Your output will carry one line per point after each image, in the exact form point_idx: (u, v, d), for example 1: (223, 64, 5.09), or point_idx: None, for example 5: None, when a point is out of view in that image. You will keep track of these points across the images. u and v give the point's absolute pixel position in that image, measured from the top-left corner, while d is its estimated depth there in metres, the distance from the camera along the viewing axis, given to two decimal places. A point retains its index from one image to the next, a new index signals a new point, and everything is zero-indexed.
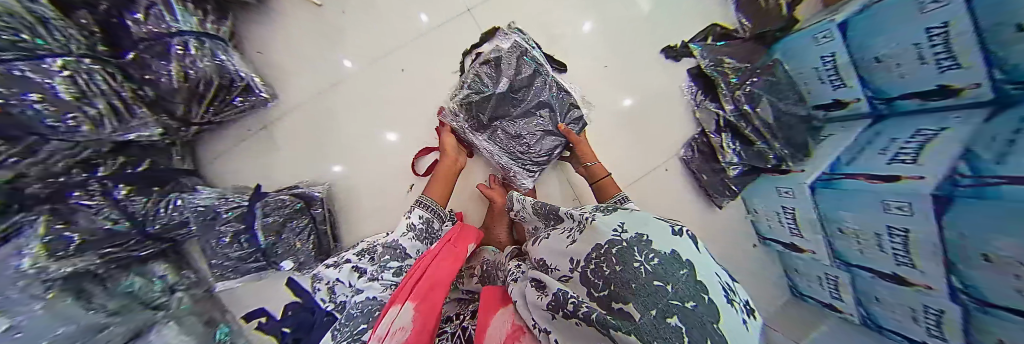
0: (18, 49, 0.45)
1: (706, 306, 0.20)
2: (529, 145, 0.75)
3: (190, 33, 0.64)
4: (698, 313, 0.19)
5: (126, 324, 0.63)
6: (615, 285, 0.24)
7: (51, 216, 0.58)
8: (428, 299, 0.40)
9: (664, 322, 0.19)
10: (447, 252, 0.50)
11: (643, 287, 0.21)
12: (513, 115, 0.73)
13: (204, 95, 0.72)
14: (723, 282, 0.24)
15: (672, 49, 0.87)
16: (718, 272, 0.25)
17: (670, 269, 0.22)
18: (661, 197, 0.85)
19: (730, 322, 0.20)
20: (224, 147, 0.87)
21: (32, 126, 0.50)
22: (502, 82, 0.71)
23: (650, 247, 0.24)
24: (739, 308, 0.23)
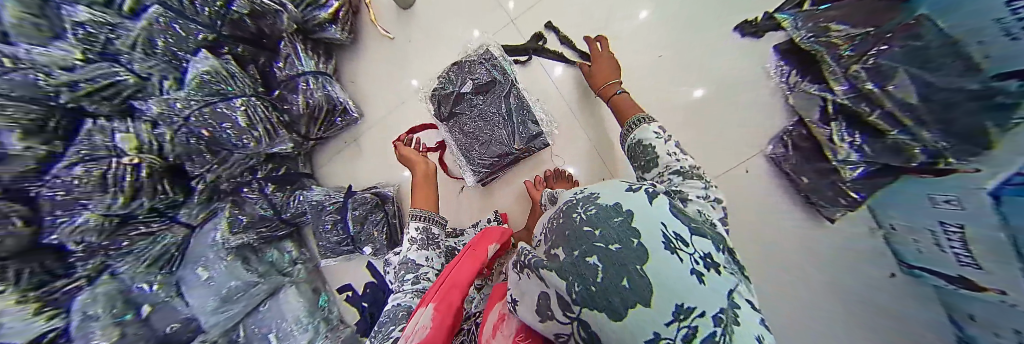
0: (219, 94, 0.78)
1: (632, 250, 0.17)
2: (481, 142, 0.80)
3: (310, 72, 0.90)
4: (620, 256, 0.17)
5: (268, 283, 0.91)
6: (557, 235, 0.22)
7: (232, 205, 0.88)
8: (447, 298, 0.43)
9: (583, 261, 0.18)
10: (471, 254, 0.53)
11: (574, 233, 0.20)
12: (467, 117, 0.80)
13: (318, 117, 0.92)
14: (670, 231, 0.18)
15: (752, 25, 0.74)
16: (671, 223, 0.19)
17: (605, 216, 0.20)
18: (735, 202, 0.75)
19: (666, 269, 0.16)
20: (325, 157, 1.07)
21: (222, 143, 0.79)
22: (467, 82, 0.80)
23: (593, 201, 0.22)
24: (690, 258, 0.17)
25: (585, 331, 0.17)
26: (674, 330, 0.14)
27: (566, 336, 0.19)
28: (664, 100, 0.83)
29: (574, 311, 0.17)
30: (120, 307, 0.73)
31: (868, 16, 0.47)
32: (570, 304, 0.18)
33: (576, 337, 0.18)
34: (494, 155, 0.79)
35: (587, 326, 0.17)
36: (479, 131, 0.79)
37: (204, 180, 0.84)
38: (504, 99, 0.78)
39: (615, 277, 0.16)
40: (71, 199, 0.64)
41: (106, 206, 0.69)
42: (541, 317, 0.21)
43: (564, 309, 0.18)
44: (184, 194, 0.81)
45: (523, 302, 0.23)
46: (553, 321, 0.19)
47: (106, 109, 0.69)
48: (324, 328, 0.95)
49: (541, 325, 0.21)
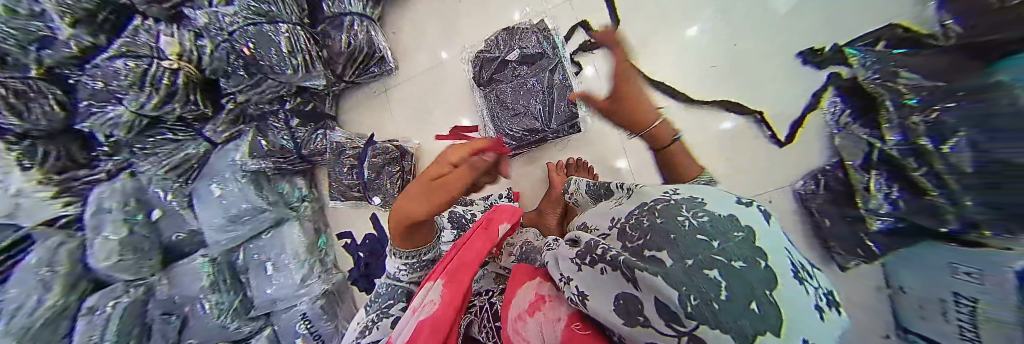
0: (263, 15, 0.76)
1: (760, 273, 0.15)
2: (517, 114, 0.80)
3: (355, 14, 0.88)
4: (753, 279, 0.15)
5: (276, 213, 0.91)
6: (658, 235, 0.20)
7: (257, 131, 0.89)
8: (455, 280, 0.43)
9: (699, 272, 0.16)
10: (482, 233, 0.52)
11: (683, 238, 0.19)
12: (505, 85, 0.82)
13: (359, 60, 0.93)
14: (794, 260, 0.18)
15: (816, 53, 0.72)
16: (790, 250, 0.19)
17: (721, 228, 0.18)
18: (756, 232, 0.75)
19: (800, 301, 0.15)
20: (353, 100, 1.07)
21: (258, 63, 0.79)
22: (514, 50, 0.81)
23: (701, 207, 0.21)
24: (813, 292, 0.17)
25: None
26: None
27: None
28: (701, 120, 0.82)
29: (686, 324, 0.15)
30: (133, 207, 0.79)
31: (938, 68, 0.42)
32: (679, 314, 0.15)
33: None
34: (525, 129, 0.79)
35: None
36: (516, 102, 0.80)
37: (234, 100, 0.87)
38: (547, 73, 0.78)
39: (742, 298, 0.14)
40: (106, 90, 0.72)
41: (139, 105, 0.75)
42: (631, 323, 0.18)
43: (668, 319, 0.16)
44: (212, 108, 0.86)
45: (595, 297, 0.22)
46: (649, 329, 0.17)
47: (154, 11, 0.75)
48: (319, 270, 0.96)
49: (629, 330, 0.18)
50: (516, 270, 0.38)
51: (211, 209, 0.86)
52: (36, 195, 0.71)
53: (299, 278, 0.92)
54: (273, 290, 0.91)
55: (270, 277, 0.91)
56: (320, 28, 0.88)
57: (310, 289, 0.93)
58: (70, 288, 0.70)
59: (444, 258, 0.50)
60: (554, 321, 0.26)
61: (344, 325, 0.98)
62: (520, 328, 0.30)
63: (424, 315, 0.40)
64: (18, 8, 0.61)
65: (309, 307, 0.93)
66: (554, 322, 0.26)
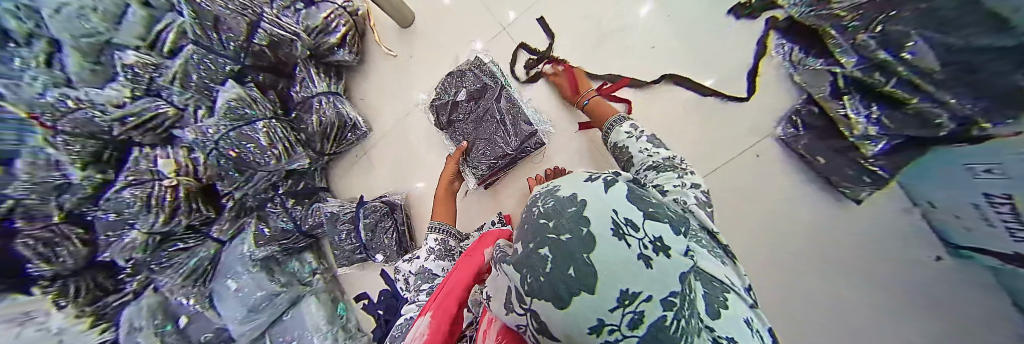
0: (238, 120, 0.85)
1: (580, 238, 0.15)
2: (481, 147, 0.82)
3: (321, 93, 0.97)
4: (569, 247, 0.15)
5: (290, 293, 0.95)
6: (525, 222, 0.20)
7: (258, 220, 0.95)
8: (443, 305, 0.43)
9: (535, 254, 0.16)
10: (466, 262, 0.46)
11: (532, 225, 0.19)
12: (460, 123, 0.85)
13: (332, 134, 0.98)
14: (622, 217, 0.16)
15: (745, 6, 0.69)
16: (623, 208, 0.17)
17: (560, 207, 0.18)
18: (745, 196, 0.69)
19: (615, 257, 0.14)
20: (338, 171, 1.13)
21: (243, 162, 0.86)
22: (461, 90, 0.84)
23: (552, 194, 0.20)
24: (639, 243, 0.16)
25: (536, 321, 0.17)
26: (617, 316, 0.14)
27: (526, 326, 0.19)
28: (665, 98, 0.77)
29: (527, 302, 0.17)
30: (161, 318, 0.87)
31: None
32: (523, 294, 0.17)
33: (531, 327, 0.18)
34: (493, 157, 0.80)
35: (539, 317, 0.16)
36: (478, 136, 0.83)
37: (233, 196, 0.93)
38: (497, 101, 0.80)
39: (560, 268, 0.15)
40: (120, 220, 0.80)
41: (149, 226, 0.83)
42: (508, 311, 0.20)
43: (519, 301, 0.18)
44: (215, 211, 0.92)
45: (495, 299, 0.23)
46: (514, 312, 0.19)
47: (150, 138, 0.85)
48: (343, 337, 0.98)
49: (508, 318, 0.21)
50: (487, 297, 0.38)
51: (230, 305, 0.90)
52: (75, 328, 0.77)
53: None
54: None
55: None
56: (293, 114, 0.96)
57: None
58: None
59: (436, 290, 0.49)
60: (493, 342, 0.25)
61: None
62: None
63: None
64: None
65: None
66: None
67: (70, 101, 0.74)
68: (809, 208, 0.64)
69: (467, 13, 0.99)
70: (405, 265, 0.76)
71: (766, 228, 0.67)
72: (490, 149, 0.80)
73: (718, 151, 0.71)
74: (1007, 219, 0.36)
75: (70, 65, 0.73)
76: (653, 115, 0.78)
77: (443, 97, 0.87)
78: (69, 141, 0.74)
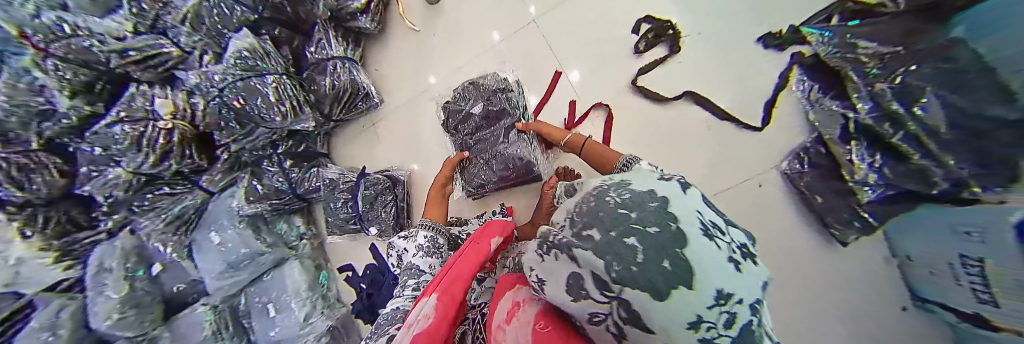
0: (250, 71, 0.81)
1: (671, 233, 0.17)
2: (478, 164, 0.84)
3: (337, 58, 0.94)
4: (663, 240, 0.17)
5: (275, 254, 0.92)
6: (597, 210, 0.22)
7: (252, 176, 0.92)
8: (450, 290, 0.41)
9: (620, 242, 0.18)
10: (473, 248, 0.51)
11: (609, 215, 0.20)
12: (467, 136, 0.86)
13: (342, 99, 0.95)
14: (706, 220, 0.20)
15: (776, 36, 0.70)
16: (704, 211, 0.21)
17: (641, 201, 0.21)
18: (743, 216, 0.72)
19: (709, 255, 0.16)
20: (343, 137, 1.10)
21: (245, 114, 0.83)
22: (479, 105, 0.83)
23: (628, 189, 0.23)
24: (727, 246, 0.19)
25: (624, 312, 0.16)
26: (716, 314, 0.15)
27: (604, 316, 0.18)
28: (681, 116, 0.78)
29: (614, 290, 0.16)
30: (134, 262, 0.82)
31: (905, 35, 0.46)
32: (607, 281, 0.17)
33: (614, 317, 0.17)
34: (487, 178, 0.83)
35: (629, 307, 0.16)
36: (480, 154, 0.84)
37: (229, 149, 0.90)
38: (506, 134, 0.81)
39: (653, 257, 0.16)
40: (105, 155, 0.79)
41: (136, 165, 0.80)
42: (575, 297, 0.20)
43: (600, 288, 0.17)
44: (207, 161, 0.89)
45: (547, 282, 0.23)
46: (590, 300, 0.18)
47: (149, 76, 0.81)
48: (322, 305, 0.95)
49: (574, 306, 0.20)
50: (500, 281, 0.38)
51: (210, 259, 0.86)
52: (36, 261, 0.74)
53: (301, 317, 0.90)
54: (277, 332, 0.89)
55: (273, 319, 0.89)
56: (306, 74, 0.93)
57: (314, 326, 0.91)
58: None
59: (436, 276, 0.49)
60: (529, 323, 0.25)
61: None
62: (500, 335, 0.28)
63: (417, 330, 0.36)
64: (19, 84, 0.68)
65: None
66: (524, 325, 0.25)
67: (68, 26, 0.71)
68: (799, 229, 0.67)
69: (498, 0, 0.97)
70: (400, 242, 0.76)
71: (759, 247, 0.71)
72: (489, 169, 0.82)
73: (722, 175, 0.74)
74: (973, 281, 0.40)
75: None
76: (666, 130, 0.79)
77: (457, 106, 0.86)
78: (61, 67, 0.70)
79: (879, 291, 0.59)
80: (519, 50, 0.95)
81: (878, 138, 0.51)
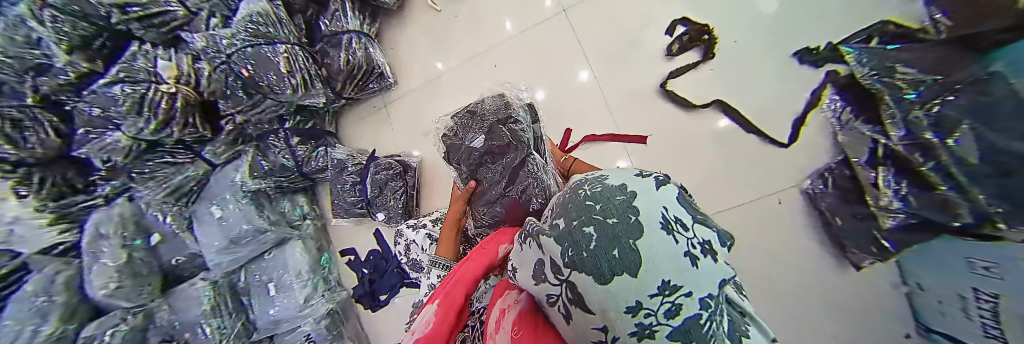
0: (262, 37, 0.78)
1: (629, 223, 0.13)
2: (483, 205, 0.66)
3: (356, 31, 0.90)
4: (620, 229, 0.13)
5: (277, 232, 0.88)
6: (565, 200, 0.18)
7: (256, 151, 0.88)
8: (451, 294, 0.37)
9: (578, 232, 0.14)
10: (481, 252, 0.44)
11: (574, 205, 0.16)
12: (468, 173, 0.70)
13: (357, 76, 0.92)
14: (675, 214, 0.14)
15: (813, 52, 0.69)
16: (673, 206, 0.15)
17: (608, 193, 0.15)
18: (740, 226, 0.73)
19: (665, 249, 0.12)
20: (354, 116, 1.07)
21: (252, 83, 0.79)
22: (478, 137, 0.69)
23: (600, 180, 0.17)
24: (688, 241, 0.13)
25: (572, 293, 0.15)
26: (656, 305, 0.12)
27: (556, 297, 0.17)
28: (704, 125, 0.77)
29: (564, 274, 0.15)
30: (131, 231, 0.79)
31: (939, 62, 0.44)
32: (560, 265, 0.15)
33: (564, 298, 0.16)
34: (496, 221, 0.63)
35: (574, 288, 0.14)
36: (485, 193, 0.67)
37: (233, 121, 0.87)
38: (516, 170, 0.63)
39: (604, 245, 0.13)
40: (103, 116, 0.76)
41: (136, 130, 0.77)
42: (538, 281, 0.19)
43: (555, 272, 0.16)
44: (211, 132, 0.87)
45: (521, 270, 0.22)
46: (545, 282, 0.17)
47: (151, 36, 0.81)
48: (323, 289, 0.93)
49: (535, 289, 0.19)
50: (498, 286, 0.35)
51: (211, 233, 0.84)
52: (32, 221, 0.70)
53: (302, 299, 0.87)
54: (276, 312, 0.86)
55: (273, 299, 0.87)
56: (319, 46, 0.89)
57: (314, 309, 0.88)
58: (69, 316, 0.71)
59: (444, 279, 0.44)
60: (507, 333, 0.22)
61: None
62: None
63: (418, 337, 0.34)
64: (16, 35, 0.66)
65: (313, 329, 0.88)
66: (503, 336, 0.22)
67: None
68: (811, 248, 0.68)
69: None
70: (409, 232, 0.81)
71: (757, 257, 0.72)
72: (504, 205, 0.62)
73: (735, 192, 0.73)
74: (983, 315, 0.40)
75: None
76: (680, 143, 0.78)
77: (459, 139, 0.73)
78: (60, 19, 0.69)
79: (880, 313, 0.60)
80: (541, 40, 0.92)
81: (909, 167, 0.48)
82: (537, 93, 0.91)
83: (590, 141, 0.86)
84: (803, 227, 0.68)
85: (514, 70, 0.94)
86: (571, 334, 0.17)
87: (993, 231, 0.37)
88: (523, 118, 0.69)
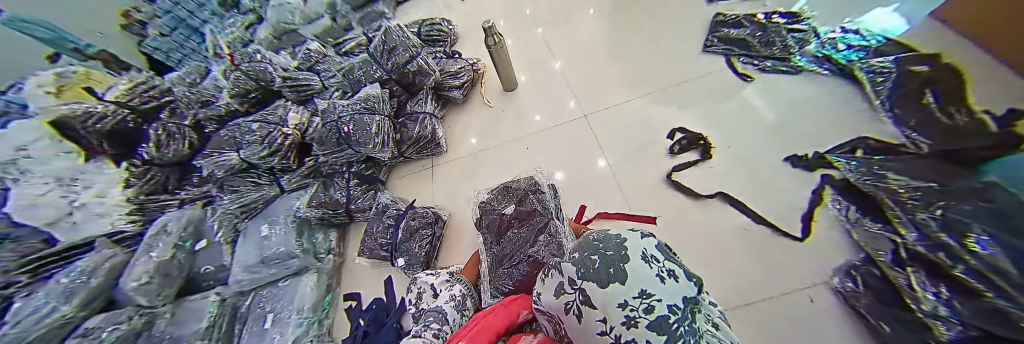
0: (365, 107, 1.09)
1: (620, 259, 0.26)
2: (503, 266, 0.71)
3: (430, 112, 1.21)
4: (615, 259, 0.26)
5: (301, 261, 0.93)
6: (584, 243, 0.31)
7: (321, 186, 1.06)
8: (474, 339, 0.40)
9: (590, 260, 0.27)
10: (501, 309, 0.50)
11: (590, 248, 0.29)
12: (492, 234, 0.81)
13: (420, 142, 1.17)
14: (648, 256, 0.26)
15: (802, 158, 0.81)
16: (650, 250, 0.28)
17: (609, 244, 0.28)
18: (775, 326, 0.63)
19: (641, 271, 0.24)
20: (403, 173, 1.26)
21: (346, 136, 1.04)
22: (510, 206, 0.83)
23: (606, 236, 0.30)
24: (654, 271, 0.25)
25: (583, 296, 0.24)
26: (637, 303, 0.21)
27: (570, 302, 0.25)
28: (713, 213, 0.83)
29: (578, 284, 0.25)
30: (188, 233, 0.91)
31: (931, 173, 0.60)
32: (576, 280, 0.26)
33: (577, 302, 0.24)
34: (514, 282, 0.66)
35: (585, 293, 0.24)
36: (508, 252, 0.73)
37: (315, 159, 1.10)
38: (538, 234, 0.71)
39: (606, 266, 0.25)
40: (234, 142, 1.02)
41: (251, 155, 1.00)
42: (557, 295, 0.27)
43: (571, 283, 0.26)
44: (297, 164, 1.09)
45: (545, 292, 0.31)
46: (564, 294, 0.26)
47: (292, 97, 1.21)
48: (314, 332, 0.86)
49: (557, 304, 0.27)
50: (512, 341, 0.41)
51: (249, 250, 0.91)
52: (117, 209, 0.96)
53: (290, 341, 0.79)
54: None
55: (264, 332, 0.81)
56: (401, 120, 1.19)
57: None
58: (84, 305, 0.72)
59: (459, 330, 0.45)
60: None
61: None
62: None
63: None
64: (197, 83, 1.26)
65: None
66: None
67: (259, 57, 1.28)
68: None
69: (554, 97, 1.28)
70: (427, 278, 0.81)
71: None
72: (522, 265, 0.67)
73: (755, 285, 0.70)
74: None
75: (288, 57, 1.33)
76: (696, 229, 0.82)
77: (490, 209, 0.87)
78: (239, 79, 1.24)
79: None
80: (565, 132, 1.16)
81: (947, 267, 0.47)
82: (555, 172, 1.08)
83: (602, 218, 0.92)
84: (851, 336, 0.58)
85: (543, 152, 1.14)
86: (580, 333, 0.24)
87: None
88: (551, 198, 0.82)
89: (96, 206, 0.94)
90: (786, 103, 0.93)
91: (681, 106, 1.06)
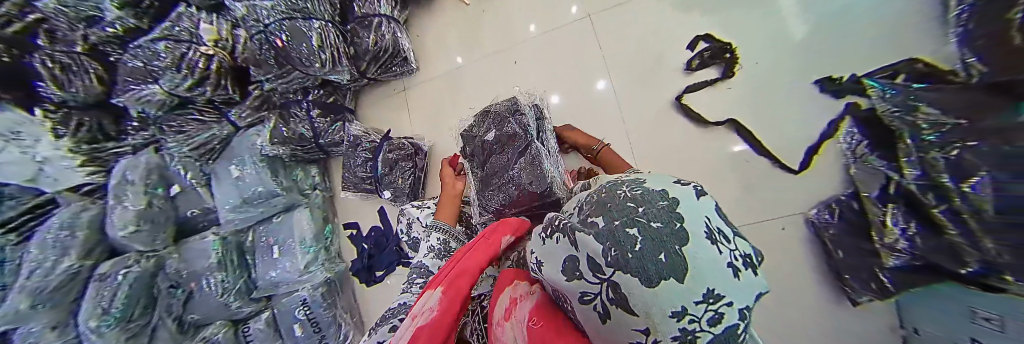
0: (297, 12, 0.81)
1: (674, 229, 0.13)
2: (485, 190, 0.70)
3: (385, 15, 0.92)
4: (661, 232, 0.13)
5: (286, 198, 0.91)
6: (596, 199, 0.19)
7: (278, 120, 0.91)
8: (457, 284, 0.33)
9: (621, 230, 0.14)
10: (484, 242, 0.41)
11: (617, 205, 0.16)
12: (475, 158, 0.74)
13: (382, 60, 0.96)
14: (713, 225, 0.15)
15: (835, 82, 0.68)
16: (709, 211, 0.16)
17: (648, 197, 0.16)
18: None
19: (710, 254, 0.13)
20: (373, 98, 1.12)
21: (286, 55, 0.82)
22: (490, 131, 0.71)
23: (638, 185, 0.18)
24: (729, 253, 0.14)
25: (614, 294, 0.14)
26: (701, 312, 0.12)
27: (593, 296, 0.16)
28: (713, 141, 0.77)
29: (605, 272, 0.15)
30: (155, 180, 0.83)
31: None
32: (601, 264, 0.15)
33: (602, 298, 0.15)
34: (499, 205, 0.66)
35: (617, 290, 0.14)
36: (491, 173, 0.69)
37: (261, 88, 0.94)
38: (523, 156, 0.65)
39: (650, 248, 0.13)
40: (146, 69, 0.81)
41: (173, 85, 0.82)
42: (569, 277, 0.18)
43: (594, 269, 0.15)
44: (240, 95, 0.93)
45: (546, 265, 0.22)
46: (581, 280, 0.17)
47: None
48: (324, 257, 0.94)
49: (568, 285, 0.18)
50: (505, 278, 0.34)
51: (226, 190, 0.88)
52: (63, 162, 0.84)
53: (301, 265, 0.88)
54: (277, 273, 0.88)
55: (276, 260, 0.89)
56: (350, 26, 0.91)
57: (312, 276, 0.89)
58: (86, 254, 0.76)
59: (444, 268, 0.40)
60: (524, 322, 0.24)
61: (344, 315, 0.93)
62: (501, 333, 0.26)
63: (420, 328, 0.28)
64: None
65: (309, 294, 0.88)
66: (522, 319, 0.24)
67: None
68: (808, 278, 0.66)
69: None
70: (413, 211, 0.83)
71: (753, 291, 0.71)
72: (505, 191, 0.65)
73: (732, 215, 0.74)
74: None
75: None
76: (691, 160, 0.79)
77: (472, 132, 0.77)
78: None
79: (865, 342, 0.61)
80: (562, 43, 0.94)
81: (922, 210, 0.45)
82: (552, 96, 0.94)
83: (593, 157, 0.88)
84: (808, 255, 0.67)
85: (533, 69, 0.96)
86: (605, 333, 0.17)
87: (992, 283, 0.36)
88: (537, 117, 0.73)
89: (61, 160, 0.84)
90: (835, 8, 0.71)
91: (714, 6, 0.81)
